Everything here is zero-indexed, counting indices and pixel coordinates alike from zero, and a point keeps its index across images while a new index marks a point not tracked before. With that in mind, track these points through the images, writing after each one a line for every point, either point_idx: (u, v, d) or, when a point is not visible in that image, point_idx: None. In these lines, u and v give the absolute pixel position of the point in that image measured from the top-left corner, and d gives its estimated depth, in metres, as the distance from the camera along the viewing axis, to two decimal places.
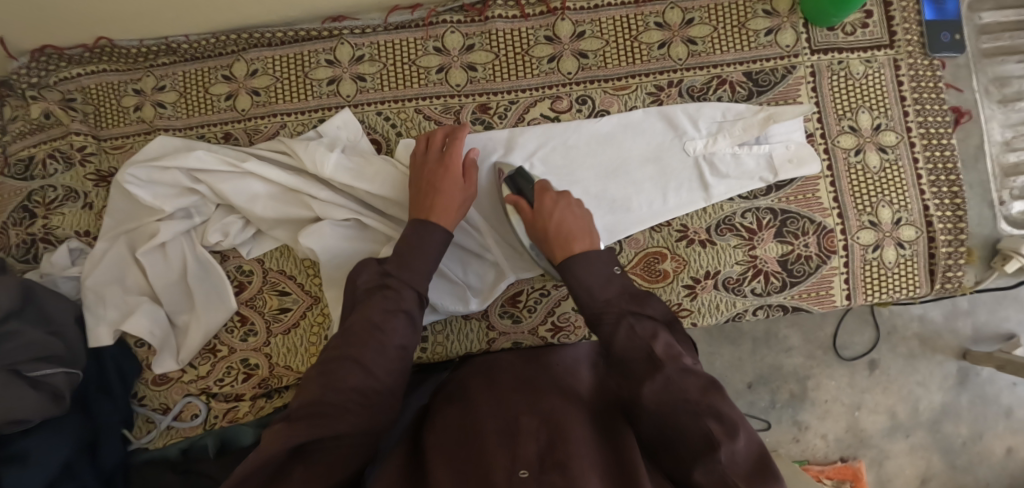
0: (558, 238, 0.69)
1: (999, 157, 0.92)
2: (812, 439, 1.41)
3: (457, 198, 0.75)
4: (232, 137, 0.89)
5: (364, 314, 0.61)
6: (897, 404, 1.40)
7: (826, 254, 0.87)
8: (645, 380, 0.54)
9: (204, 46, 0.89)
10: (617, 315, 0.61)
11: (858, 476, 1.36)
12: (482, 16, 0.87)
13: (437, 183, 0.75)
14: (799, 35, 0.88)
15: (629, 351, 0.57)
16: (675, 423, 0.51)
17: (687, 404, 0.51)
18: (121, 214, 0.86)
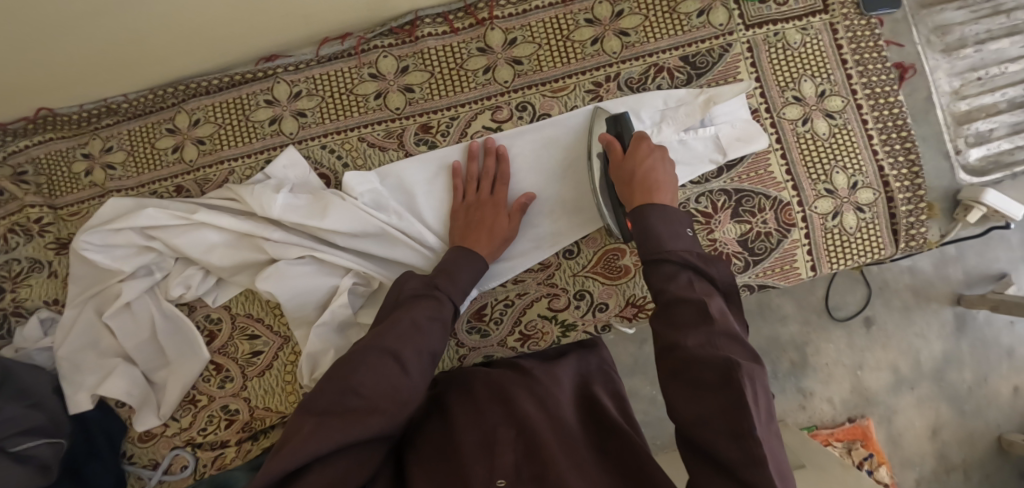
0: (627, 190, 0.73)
1: (950, 106, 0.91)
2: (818, 405, 1.40)
3: (501, 236, 0.81)
4: (185, 190, 0.90)
5: (407, 316, 0.68)
6: (898, 358, 1.41)
7: (786, 227, 0.87)
8: (686, 333, 0.53)
9: (145, 102, 0.90)
10: (684, 260, 0.60)
11: (868, 434, 1.36)
12: (412, 36, 0.87)
13: (483, 223, 0.81)
14: (731, 12, 0.88)
15: (677, 308, 0.55)
16: (692, 393, 0.49)
17: (706, 370, 0.49)
18: (83, 278, 0.85)
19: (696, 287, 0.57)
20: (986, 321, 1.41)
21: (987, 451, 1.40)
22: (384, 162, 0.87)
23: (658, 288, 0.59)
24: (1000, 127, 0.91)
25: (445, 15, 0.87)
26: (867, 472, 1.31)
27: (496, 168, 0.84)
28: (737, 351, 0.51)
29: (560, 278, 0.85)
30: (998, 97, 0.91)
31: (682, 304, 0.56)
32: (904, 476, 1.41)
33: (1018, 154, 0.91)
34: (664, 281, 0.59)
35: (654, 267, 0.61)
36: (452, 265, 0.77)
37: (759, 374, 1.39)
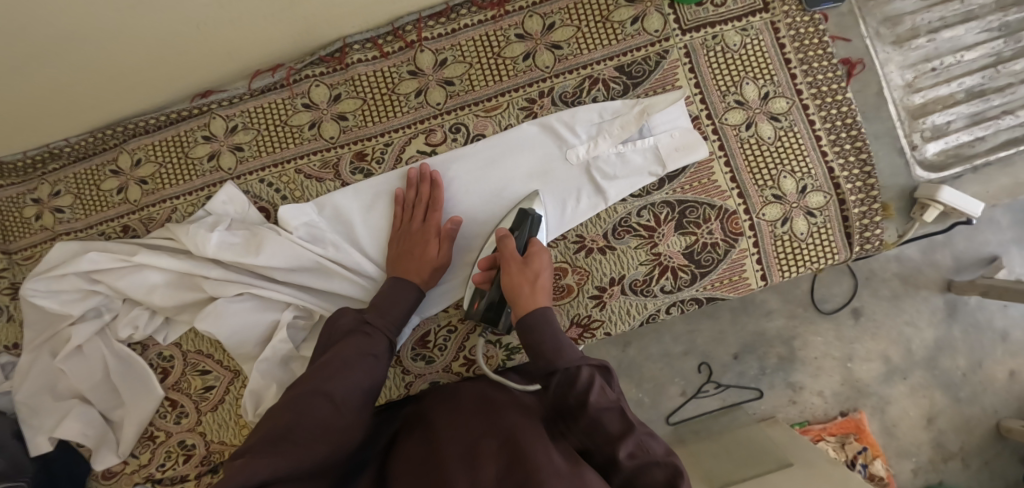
0: (523, 294, 0.71)
1: (904, 99, 0.88)
2: (809, 399, 1.35)
3: (433, 264, 0.80)
4: (131, 229, 0.90)
5: (339, 354, 0.66)
6: (888, 348, 1.35)
7: (733, 237, 0.84)
8: (618, 445, 0.57)
9: (87, 145, 0.90)
10: (591, 365, 0.63)
11: (861, 428, 1.32)
12: (342, 63, 0.86)
13: (415, 251, 0.80)
14: (666, 17, 0.85)
15: (603, 421, 0.59)
16: (636, 485, 0.55)
17: (650, 468, 0.55)
18: (37, 322, 0.87)
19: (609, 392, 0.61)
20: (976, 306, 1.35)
21: (985, 437, 1.34)
22: (321, 193, 0.86)
23: (575, 399, 0.61)
24: (957, 119, 0.88)
25: (374, 39, 0.86)
26: (861, 466, 1.28)
27: (430, 193, 0.82)
28: (661, 447, 0.58)
29: None
30: (954, 87, 0.88)
31: (609, 413, 0.60)
32: (900, 467, 1.35)
33: (976, 146, 0.88)
34: (579, 391, 0.61)
35: (569, 376, 0.62)
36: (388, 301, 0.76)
37: (747, 372, 1.33)
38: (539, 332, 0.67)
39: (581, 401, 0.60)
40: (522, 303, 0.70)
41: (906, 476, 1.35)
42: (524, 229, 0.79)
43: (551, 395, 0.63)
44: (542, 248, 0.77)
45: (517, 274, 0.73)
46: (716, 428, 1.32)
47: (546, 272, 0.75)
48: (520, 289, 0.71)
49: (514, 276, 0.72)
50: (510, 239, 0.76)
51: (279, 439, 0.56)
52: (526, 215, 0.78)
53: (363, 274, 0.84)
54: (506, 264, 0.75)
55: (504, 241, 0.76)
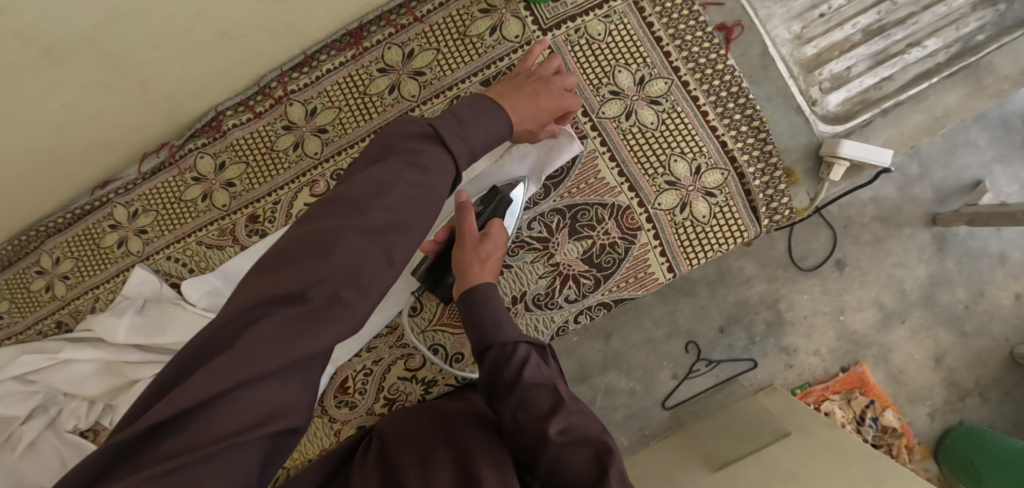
0: (472, 266, 0.67)
1: (796, 53, 0.83)
2: (806, 360, 1.17)
3: (542, 113, 0.66)
4: (64, 324, 0.94)
5: (366, 195, 0.47)
6: (880, 293, 1.16)
7: (630, 234, 0.81)
8: (550, 419, 0.55)
9: (11, 252, 0.95)
10: (529, 342, 0.61)
11: (866, 380, 1.13)
12: (220, 131, 0.88)
13: (536, 97, 0.66)
14: (524, 20, 0.83)
15: (531, 396, 0.57)
16: (565, 466, 0.52)
17: (578, 447, 0.53)
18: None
19: (545, 370, 0.60)
20: (969, 236, 1.16)
21: (1002, 367, 1.14)
22: (224, 260, 0.88)
23: (508, 376, 0.59)
24: (857, 63, 0.83)
25: (244, 102, 0.88)
26: (872, 422, 1.11)
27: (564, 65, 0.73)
28: (594, 426, 0.56)
29: (411, 337, 0.85)
30: (848, 30, 0.83)
31: (539, 388, 0.58)
32: (914, 413, 1.15)
33: (884, 87, 0.83)
34: (513, 366, 0.59)
35: (508, 351, 0.60)
36: (408, 194, 0.49)
37: (736, 345, 1.16)
38: (484, 306, 0.63)
39: (518, 375, 0.59)
40: (470, 276, 0.66)
41: (923, 422, 1.15)
42: (489, 206, 0.74)
43: (488, 368, 0.61)
44: (502, 229, 0.71)
45: (472, 248, 0.68)
46: (705, 406, 1.16)
47: (498, 255, 0.70)
48: (469, 265, 0.67)
49: (468, 251, 0.67)
50: (471, 213, 0.68)
51: (262, 322, 0.39)
52: (496, 193, 0.74)
53: None
54: (462, 236, 0.69)
55: (462, 213, 0.68)
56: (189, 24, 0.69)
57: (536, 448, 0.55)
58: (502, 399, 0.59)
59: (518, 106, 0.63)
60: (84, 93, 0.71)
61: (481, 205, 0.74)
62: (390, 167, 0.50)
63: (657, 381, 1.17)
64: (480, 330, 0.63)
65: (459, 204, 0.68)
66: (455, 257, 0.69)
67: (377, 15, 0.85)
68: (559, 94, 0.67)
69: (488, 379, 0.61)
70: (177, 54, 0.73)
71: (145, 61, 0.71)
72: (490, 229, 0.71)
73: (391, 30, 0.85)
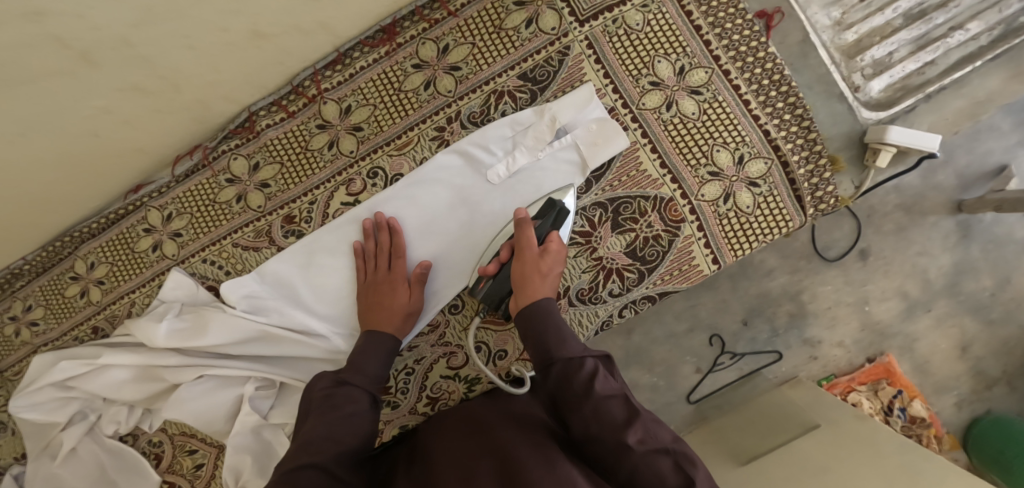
0: (531, 278, 0.70)
1: (836, 39, 0.82)
2: (831, 352, 1.15)
3: (398, 311, 0.77)
4: (100, 329, 0.93)
5: (316, 424, 0.62)
6: (904, 283, 1.13)
7: (674, 226, 0.80)
8: (626, 430, 0.55)
9: (44, 259, 0.94)
10: (595, 357, 0.62)
11: (893, 371, 1.13)
12: (253, 132, 0.87)
13: (381, 300, 0.78)
14: (560, 12, 0.81)
15: (606, 406, 0.57)
16: (644, 479, 0.52)
17: (658, 456, 0.53)
18: (34, 431, 0.88)
19: (613, 382, 0.60)
20: (995, 222, 1.12)
21: None
22: (260, 261, 0.87)
23: (578, 387, 0.59)
24: (899, 48, 0.81)
25: (277, 102, 0.87)
26: (900, 412, 1.10)
27: (391, 241, 0.81)
28: (666, 434, 0.57)
29: (452, 335, 0.84)
30: (889, 14, 0.81)
31: (611, 399, 0.58)
32: (941, 403, 1.14)
33: (926, 72, 0.81)
34: (583, 377, 0.59)
35: (573, 364, 0.61)
36: (330, 428, 0.61)
37: (758, 337, 1.14)
38: (545, 317, 0.66)
39: (586, 388, 0.58)
40: (529, 290, 0.69)
41: (950, 412, 1.14)
42: (547, 219, 0.76)
43: (553, 388, 0.61)
44: (561, 244, 0.74)
45: (532, 262, 0.71)
46: (727, 400, 1.16)
47: (555, 271, 0.73)
48: (526, 278, 0.70)
49: (528, 265, 0.71)
50: (530, 228, 0.73)
51: None
52: (554, 204, 0.76)
53: (313, 335, 0.86)
54: (523, 250, 0.72)
55: (522, 228, 0.73)
56: (223, 23, 0.69)
57: (614, 457, 0.54)
58: (572, 411, 0.58)
59: (380, 321, 0.76)
60: (119, 96, 0.71)
61: (541, 217, 0.76)
62: (321, 408, 0.64)
63: (679, 376, 1.15)
64: (543, 345, 0.63)
65: (517, 222, 0.74)
66: (515, 271, 0.72)
67: (410, 11, 0.84)
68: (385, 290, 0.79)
69: (552, 392, 0.61)
70: (211, 55, 0.73)
71: (180, 64, 0.71)
72: (549, 243, 0.74)
73: (425, 25, 0.84)
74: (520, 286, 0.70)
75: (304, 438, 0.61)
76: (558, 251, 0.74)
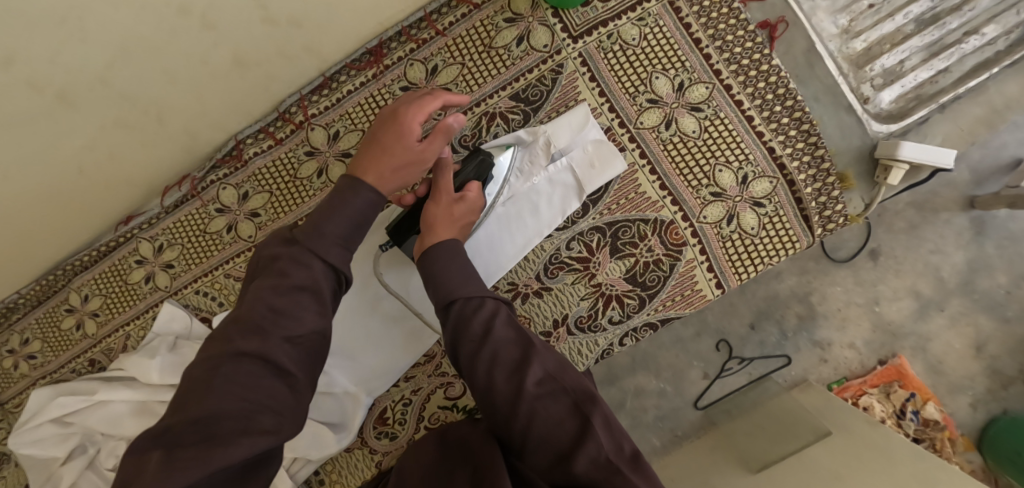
0: (441, 221, 0.64)
1: (844, 48, 0.78)
2: (841, 353, 1.01)
3: (398, 161, 0.62)
4: (97, 362, 0.92)
5: (258, 298, 0.52)
6: (917, 282, 1.00)
7: (675, 249, 0.77)
8: (526, 369, 0.54)
9: (39, 292, 0.93)
10: (494, 297, 0.60)
11: (908, 375, 0.98)
12: (241, 161, 0.85)
13: (384, 141, 0.63)
14: (553, 28, 0.78)
15: (502, 349, 0.56)
16: (539, 423, 0.51)
17: (556, 399, 0.53)
18: (35, 464, 0.88)
19: (513, 323, 0.59)
20: (1012, 217, 0.98)
21: None
22: None
23: (476, 331, 0.56)
24: (910, 56, 0.77)
25: (264, 129, 0.84)
26: (913, 415, 0.96)
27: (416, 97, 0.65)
28: (571, 375, 0.56)
29: (449, 365, 0.82)
30: (900, 20, 0.77)
31: (507, 341, 0.56)
32: (956, 404, 0.98)
33: (939, 80, 0.77)
34: (479, 320, 0.57)
35: (471, 307, 0.58)
36: (275, 306, 0.51)
37: (767, 341, 1.02)
38: (446, 261, 0.61)
39: (484, 328, 0.57)
40: (435, 231, 0.64)
41: None
42: (469, 166, 0.69)
43: (449, 327, 0.58)
44: (479, 196, 0.68)
45: (444, 206, 0.65)
46: (738, 404, 1.02)
47: (466, 220, 0.67)
48: (437, 219, 0.64)
49: (440, 208, 0.65)
50: (450, 170, 0.67)
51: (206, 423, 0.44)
52: (478, 152, 0.69)
53: None
54: (438, 192, 0.66)
55: (441, 169, 0.66)
56: (204, 55, 0.66)
57: (511, 404, 0.53)
58: (471, 357, 0.56)
59: (387, 164, 0.62)
60: (102, 134, 0.69)
61: (463, 164, 0.69)
62: (262, 282, 0.53)
63: (685, 381, 1.03)
64: (441, 285, 0.60)
65: (436, 163, 0.66)
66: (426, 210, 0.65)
67: (397, 31, 0.81)
68: (407, 132, 0.62)
69: (449, 337, 0.58)
70: (193, 88, 0.70)
71: (162, 98, 0.69)
72: (467, 191, 0.68)
73: (413, 45, 0.81)
74: (429, 226, 0.64)
75: (247, 315, 0.51)
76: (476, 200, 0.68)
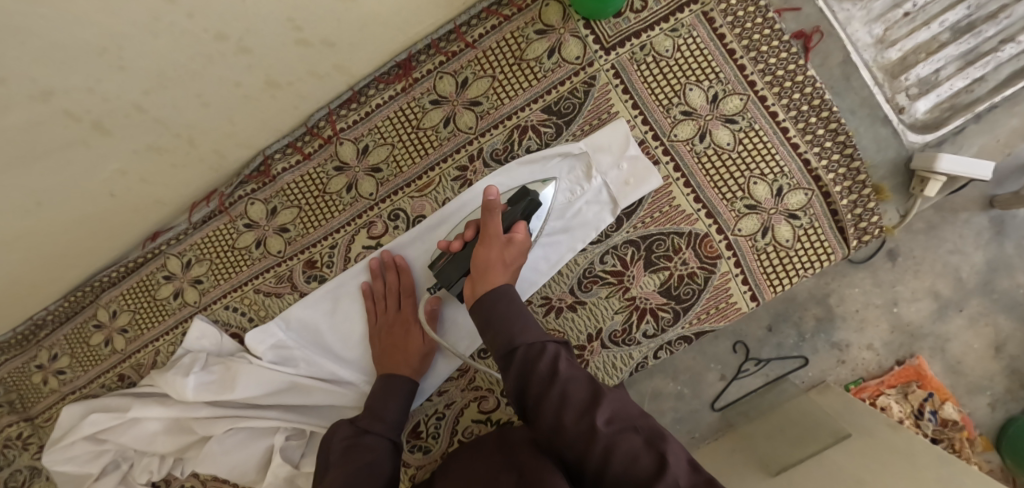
0: (493, 267, 0.65)
1: (879, 58, 0.77)
2: (859, 355, 0.97)
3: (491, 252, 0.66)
4: (126, 377, 0.92)
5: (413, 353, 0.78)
6: (935, 283, 0.95)
7: (710, 263, 0.77)
8: (597, 409, 0.51)
9: (67, 308, 0.92)
10: (555, 341, 0.57)
11: (925, 375, 0.95)
12: (269, 176, 0.84)
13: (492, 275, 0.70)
14: (584, 40, 0.78)
15: (572, 388, 0.53)
16: (616, 459, 0.48)
17: (628, 435, 0.50)
18: (68, 481, 0.88)
19: (576, 365, 0.57)
20: None
21: None
22: (283, 307, 0.85)
23: (542, 374, 0.54)
24: (946, 65, 0.76)
25: (292, 144, 0.84)
26: (932, 416, 0.93)
27: (397, 281, 0.80)
28: (635, 411, 0.54)
29: (483, 379, 0.82)
30: (935, 29, 0.76)
31: (575, 382, 0.54)
32: (974, 404, 0.96)
33: (975, 89, 0.76)
34: (544, 362, 0.55)
35: (533, 352, 0.56)
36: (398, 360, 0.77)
37: (785, 343, 0.97)
38: (506, 307, 0.61)
39: (551, 371, 0.54)
40: (488, 277, 0.64)
41: None
42: (518, 207, 0.70)
43: (513, 373, 0.55)
44: (526, 234, 0.69)
45: (496, 251, 0.66)
46: (754, 406, 0.97)
47: (517, 263, 0.68)
48: (489, 266, 0.65)
49: (493, 255, 0.66)
50: (498, 214, 0.67)
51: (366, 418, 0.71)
52: (526, 193, 0.70)
53: (339, 382, 0.84)
54: (489, 237, 0.67)
55: (489, 213, 0.66)
56: (237, 78, 0.66)
57: (585, 444, 0.50)
58: (538, 402, 0.53)
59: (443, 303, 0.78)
60: (135, 157, 0.69)
61: (511, 205, 0.71)
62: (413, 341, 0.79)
63: (702, 383, 0.98)
64: (501, 332, 0.58)
65: (488, 205, 0.66)
66: (476, 256, 0.66)
67: (426, 43, 0.80)
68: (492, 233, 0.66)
69: (513, 381, 0.55)
70: (226, 109, 0.70)
71: (194, 120, 0.68)
72: (515, 232, 0.68)
73: (442, 58, 0.80)
74: (481, 274, 0.65)
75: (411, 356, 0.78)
76: (516, 247, 0.68)
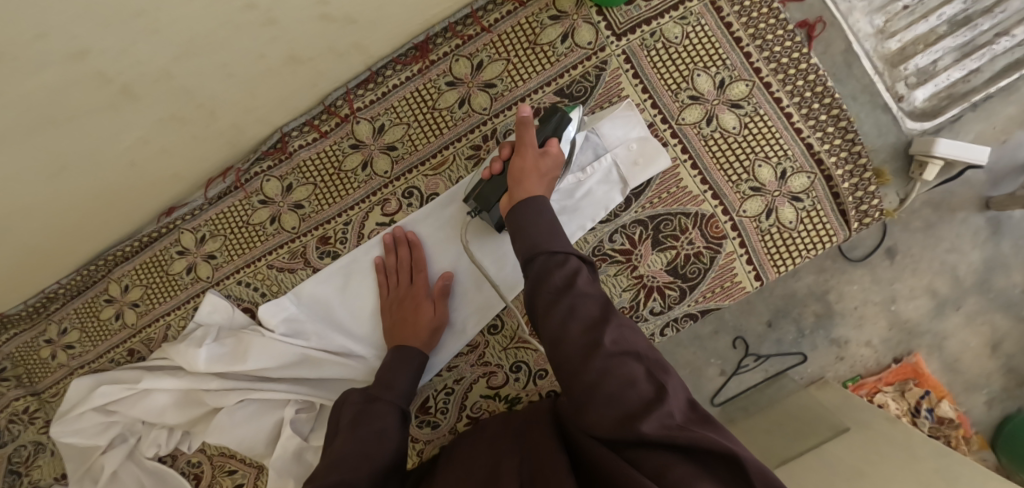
0: (528, 175, 0.68)
1: (879, 48, 0.80)
2: (858, 352, 0.99)
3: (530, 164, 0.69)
4: (136, 352, 0.93)
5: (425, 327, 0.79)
6: (933, 280, 0.97)
7: (716, 243, 0.79)
8: (602, 328, 0.52)
9: (78, 282, 0.93)
10: (580, 256, 0.58)
11: (922, 372, 0.97)
12: (285, 153, 0.86)
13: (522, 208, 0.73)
14: (597, 26, 0.80)
15: (580, 304, 0.54)
16: (611, 379, 0.48)
17: (628, 360, 0.50)
18: (75, 453, 0.88)
19: (595, 285, 0.57)
20: None
21: None
22: (296, 282, 0.87)
23: (557, 283, 0.56)
24: (943, 56, 0.79)
25: (309, 122, 0.86)
26: (928, 413, 0.95)
27: (407, 256, 0.82)
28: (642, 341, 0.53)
29: (492, 355, 0.84)
30: (933, 22, 0.79)
31: (588, 298, 0.55)
32: (971, 400, 0.98)
33: (971, 80, 0.79)
34: (562, 273, 0.56)
35: (555, 261, 0.58)
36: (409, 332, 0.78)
37: (784, 339, 0.99)
38: (538, 213, 0.63)
39: (568, 283, 0.55)
40: (524, 183, 0.67)
41: None
42: (548, 126, 0.73)
43: (532, 278, 0.58)
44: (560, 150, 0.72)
45: (532, 160, 0.69)
46: (754, 401, 0.98)
47: (552, 175, 0.71)
48: (524, 173, 0.68)
49: (527, 163, 0.68)
50: (531, 129, 0.70)
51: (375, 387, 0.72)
52: (556, 111, 0.73)
53: (350, 355, 0.85)
54: (522, 150, 0.70)
55: (523, 127, 0.70)
56: (262, 50, 0.68)
57: (585, 357, 0.50)
58: (548, 308, 0.55)
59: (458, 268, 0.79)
60: (158, 126, 0.70)
61: (542, 124, 0.73)
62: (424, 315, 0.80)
63: (703, 378, 1.00)
64: (530, 238, 0.61)
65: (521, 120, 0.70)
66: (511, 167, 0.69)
67: (443, 27, 0.83)
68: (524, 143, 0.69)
69: (530, 286, 0.58)
70: (248, 81, 0.72)
71: (217, 91, 0.70)
72: (549, 147, 0.71)
73: (458, 41, 0.83)
74: (518, 180, 0.68)
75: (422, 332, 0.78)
76: (549, 160, 0.70)
